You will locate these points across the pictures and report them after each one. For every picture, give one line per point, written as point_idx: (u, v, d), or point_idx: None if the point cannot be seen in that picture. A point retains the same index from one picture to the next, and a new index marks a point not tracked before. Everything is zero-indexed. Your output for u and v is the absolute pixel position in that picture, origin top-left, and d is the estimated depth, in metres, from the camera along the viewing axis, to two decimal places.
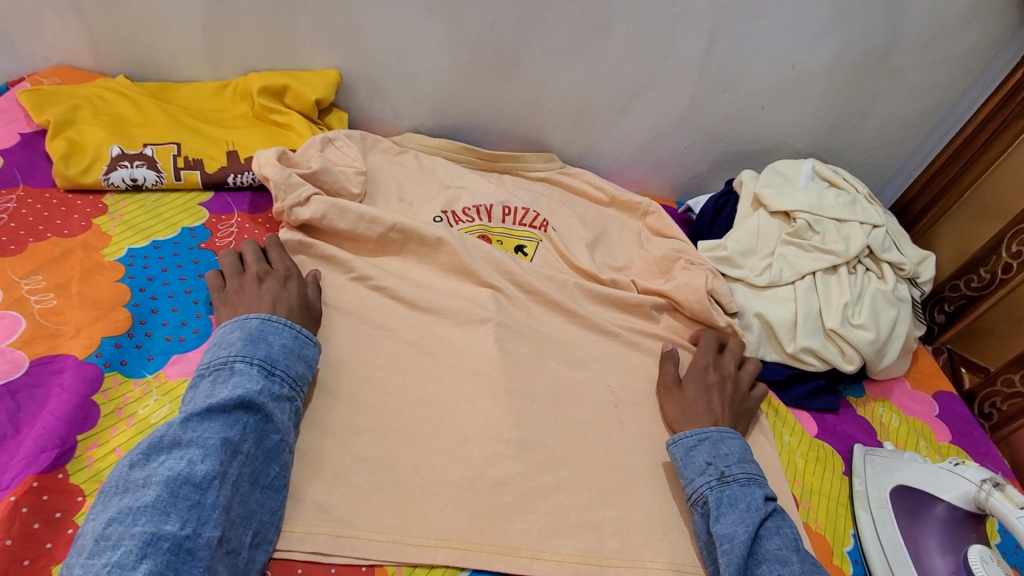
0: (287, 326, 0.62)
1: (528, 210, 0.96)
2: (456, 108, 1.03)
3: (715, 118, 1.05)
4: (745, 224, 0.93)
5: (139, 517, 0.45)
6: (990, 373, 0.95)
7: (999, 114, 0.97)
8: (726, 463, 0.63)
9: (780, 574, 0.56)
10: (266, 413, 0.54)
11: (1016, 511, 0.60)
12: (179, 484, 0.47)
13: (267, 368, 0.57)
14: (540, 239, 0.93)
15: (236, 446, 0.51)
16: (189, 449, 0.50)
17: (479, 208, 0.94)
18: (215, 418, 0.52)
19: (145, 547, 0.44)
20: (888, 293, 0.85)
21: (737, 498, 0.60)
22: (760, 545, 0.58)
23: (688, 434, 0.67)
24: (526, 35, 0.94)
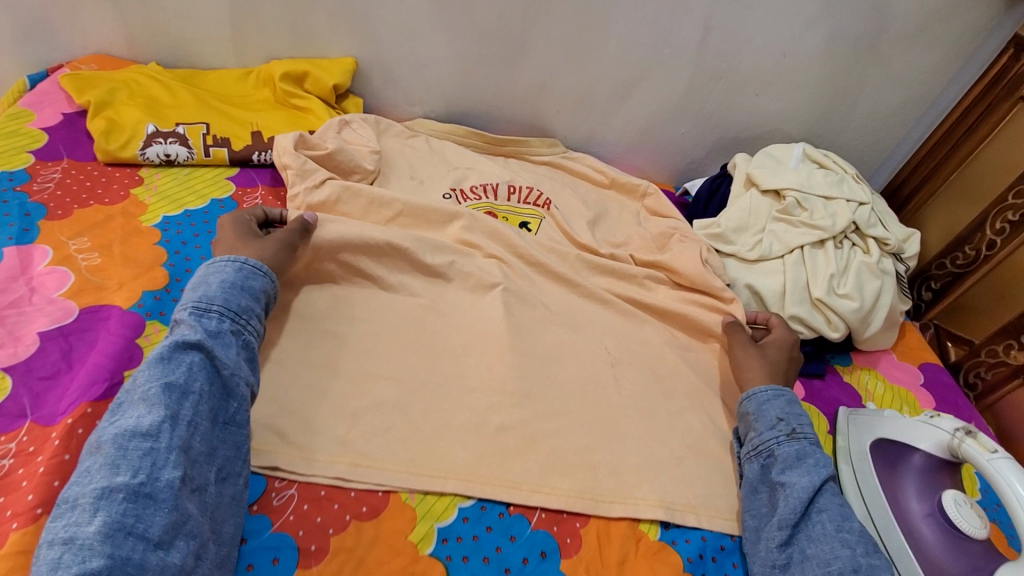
0: (230, 264, 0.64)
1: (531, 189, 1.02)
2: (464, 95, 1.09)
3: (711, 105, 1.10)
4: (737, 203, 0.98)
5: (94, 474, 0.46)
6: (975, 345, 0.99)
7: (987, 97, 1.02)
8: (798, 422, 0.67)
9: (841, 526, 0.59)
10: (208, 351, 0.55)
11: (988, 455, 0.64)
12: (125, 437, 0.48)
13: (204, 309, 0.58)
14: (542, 216, 0.99)
15: (182, 388, 0.52)
16: (135, 405, 0.51)
17: (486, 187, 1.00)
18: (157, 367, 0.53)
19: (100, 499, 0.45)
20: (872, 265, 0.90)
21: (806, 454, 0.64)
22: (822, 498, 0.61)
23: (763, 390, 0.71)
24: (531, 25, 0.99)
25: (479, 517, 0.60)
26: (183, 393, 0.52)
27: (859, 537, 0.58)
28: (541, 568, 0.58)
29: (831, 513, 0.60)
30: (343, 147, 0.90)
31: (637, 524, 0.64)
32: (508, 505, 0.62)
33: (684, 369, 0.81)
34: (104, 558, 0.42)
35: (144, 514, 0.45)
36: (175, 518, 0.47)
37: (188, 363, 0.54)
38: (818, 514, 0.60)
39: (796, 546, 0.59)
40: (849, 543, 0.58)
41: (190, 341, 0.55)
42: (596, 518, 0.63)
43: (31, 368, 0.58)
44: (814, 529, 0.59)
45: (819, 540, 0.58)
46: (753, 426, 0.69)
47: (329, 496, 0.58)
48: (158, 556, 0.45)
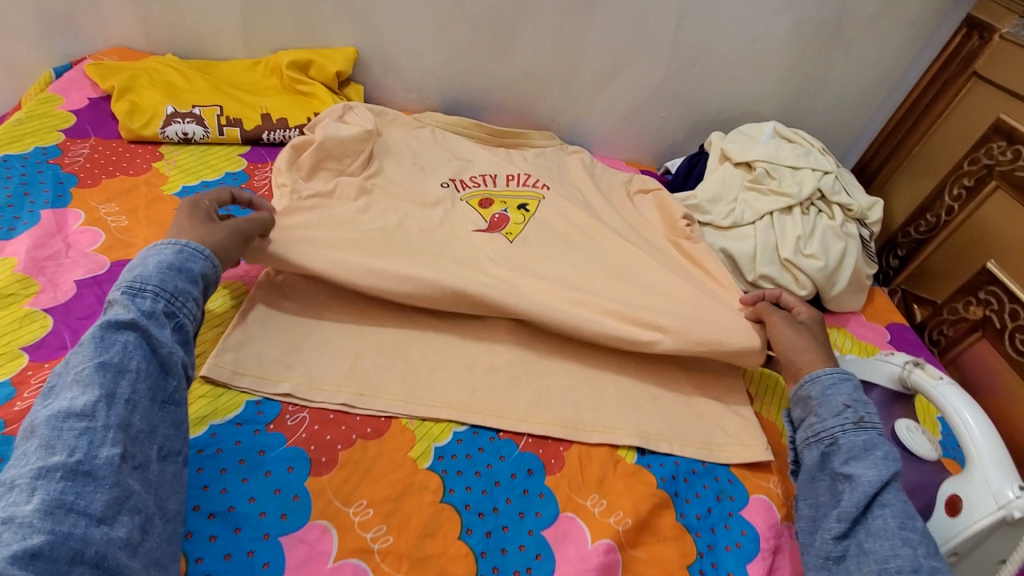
0: (168, 246, 0.62)
1: (529, 176, 1.01)
2: (458, 82, 1.17)
3: (689, 88, 1.18)
4: (712, 176, 1.06)
5: (27, 458, 0.45)
6: (938, 305, 1.06)
7: (943, 75, 1.10)
8: (866, 410, 0.64)
9: (904, 524, 0.56)
10: (145, 330, 0.54)
11: (935, 380, 0.70)
12: (57, 418, 0.47)
13: (137, 288, 0.56)
14: (542, 199, 0.96)
15: (119, 366, 0.51)
16: (70, 387, 0.49)
17: (485, 176, 0.99)
18: (89, 348, 0.51)
19: (35, 480, 0.43)
20: (836, 228, 0.97)
21: (873, 445, 0.61)
22: (886, 492, 0.59)
23: (828, 373, 0.68)
24: (519, 14, 1.08)
25: (472, 440, 0.67)
26: (118, 371, 0.50)
27: (923, 537, 0.56)
28: (528, 482, 0.64)
29: (896, 509, 0.57)
30: (329, 135, 0.89)
31: (617, 451, 0.70)
32: (498, 431, 0.68)
33: None
34: (45, 534, 0.41)
35: (84, 490, 0.44)
36: (117, 493, 0.46)
37: (124, 342, 0.52)
38: (880, 509, 0.58)
39: (854, 538, 0.58)
40: (911, 543, 0.55)
41: (126, 320, 0.53)
42: (579, 444, 0.70)
43: (70, 309, 0.65)
44: (874, 523, 0.57)
45: (879, 535, 0.56)
46: (815, 412, 0.67)
47: (337, 419, 0.65)
48: (103, 531, 0.43)
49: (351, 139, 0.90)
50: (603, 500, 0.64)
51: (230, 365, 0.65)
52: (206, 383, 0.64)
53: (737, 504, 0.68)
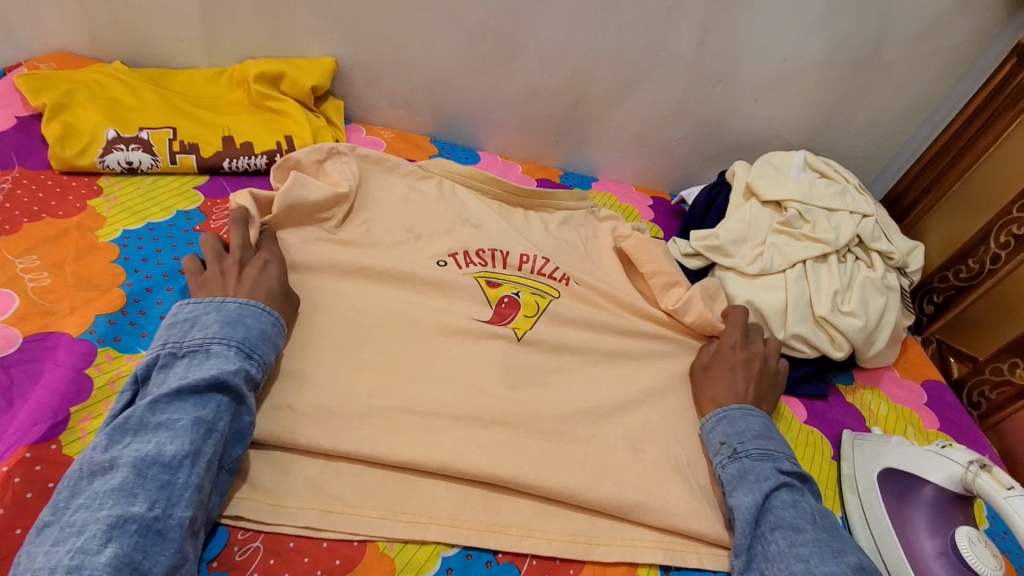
0: (268, 311, 0.62)
1: (547, 261, 0.87)
2: (452, 98, 1.04)
3: (708, 110, 1.06)
4: (736, 214, 0.94)
5: (107, 499, 0.45)
6: (979, 362, 0.96)
7: (990, 106, 0.98)
8: (740, 439, 0.66)
9: (792, 542, 0.56)
10: (240, 396, 0.54)
11: (1004, 492, 0.60)
12: (145, 464, 0.47)
13: (243, 351, 0.56)
14: (557, 295, 0.83)
15: (208, 425, 0.51)
16: (158, 433, 0.49)
17: (494, 253, 0.85)
18: (186, 398, 0.51)
19: (112, 529, 0.43)
20: (877, 281, 0.86)
21: (748, 471, 0.63)
22: (772, 515, 0.59)
23: (708, 417, 0.71)
24: (521, 25, 0.95)
25: (464, 566, 0.57)
26: (210, 433, 0.50)
27: (815, 548, 0.55)
28: None
29: (783, 528, 0.58)
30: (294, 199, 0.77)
31: (636, 568, 0.61)
32: (497, 552, 0.58)
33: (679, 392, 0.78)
34: None
35: (151, 551, 0.44)
36: (178, 559, 0.46)
37: (218, 402, 0.52)
38: (772, 533, 0.58)
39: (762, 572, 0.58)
40: (803, 558, 0.55)
41: (228, 380, 0.53)
42: (592, 563, 0.60)
43: None
44: (770, 548, 0.57)
45: (775, 560, 0.56)
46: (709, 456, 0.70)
47: (298, 547, 0.54)
48: None
49: (320, 202, 0.79)
50: None
51: None
52: None
53: None
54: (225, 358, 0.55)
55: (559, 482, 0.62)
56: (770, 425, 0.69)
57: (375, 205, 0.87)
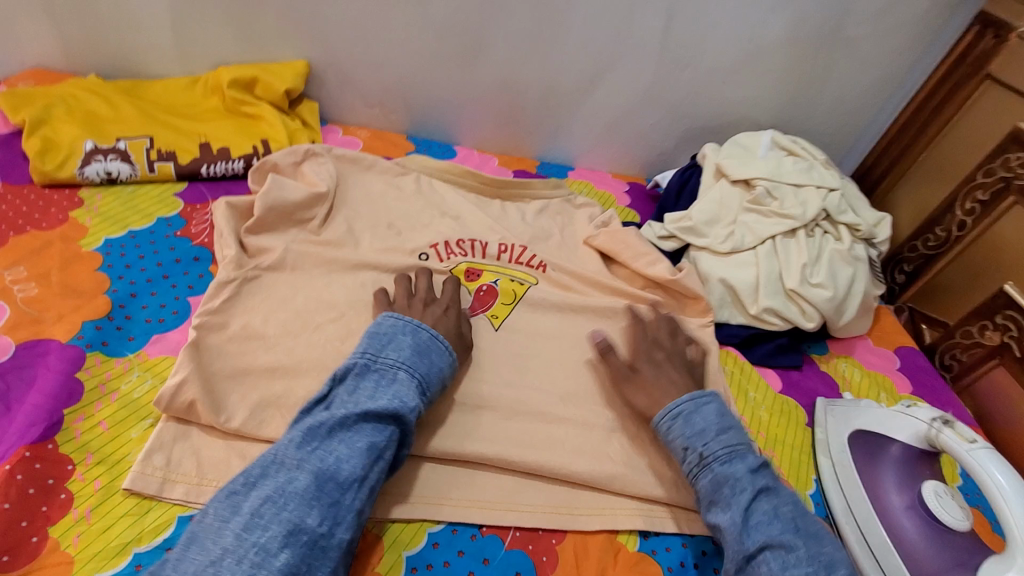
0: (450, 351, 0.65)
1: (525, 248, 0.90)
2: (426, 95, 1.06)
3: (678, 94, 1.08)
4: (707, 195, 0.97)
5: (291, 501, 0.49)
6: (950, 327, 0.98)
7: (953, 76, 1.01)
8: (703, 441, 0.61)
9: (786, 563, 0.53)
10: (408, 430, 0.57)
11: (966, 445, 0.63)
12: (324, 479, 0.51)
13: (423, 387, 0.59)
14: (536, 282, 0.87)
15: (378, 452, 0.54)
16: (339, 447, 0.53)
17: (473, 244, 0.88)
18: (368, 420, 0.55)
19: (289, 536, 0.47)
20: (845, 252, 0.89)
21: (721, 482, 0.58)
22: (759, 534, 0.55)
23: (660, 416, 0.65)
24: (490, 20, 0.97)
25: (450, 541, 0.59)
26: (379, 462, 0.54)
27: (808, 568, 0.52)
28: None
29: (775, 549, 0.53)
30: (273, 202, 0.79)
31: (616, 536, 0.63)
32: (481, 526, 0.61)
33: None
34: None
35: (313, 565, 0.48)
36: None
37: (390, 432, 0.56)
38: (762, 554, 0.54)
39: None
40: None
41: (404, 416, 0.56)
42: (573, 532, 0.62)
43: None
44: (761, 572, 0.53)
45: None
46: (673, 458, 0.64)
47: None
48: None
49: (298, 202, 0.81)
50: None
51: (159, 471, 0.54)
52: (128, 496, 0.53)
53: None
54: (410, 389, 0.58)
55: (538, 456, 0.65)
56: (726, 411, 0.64)
57: (353, 203, 0.89)
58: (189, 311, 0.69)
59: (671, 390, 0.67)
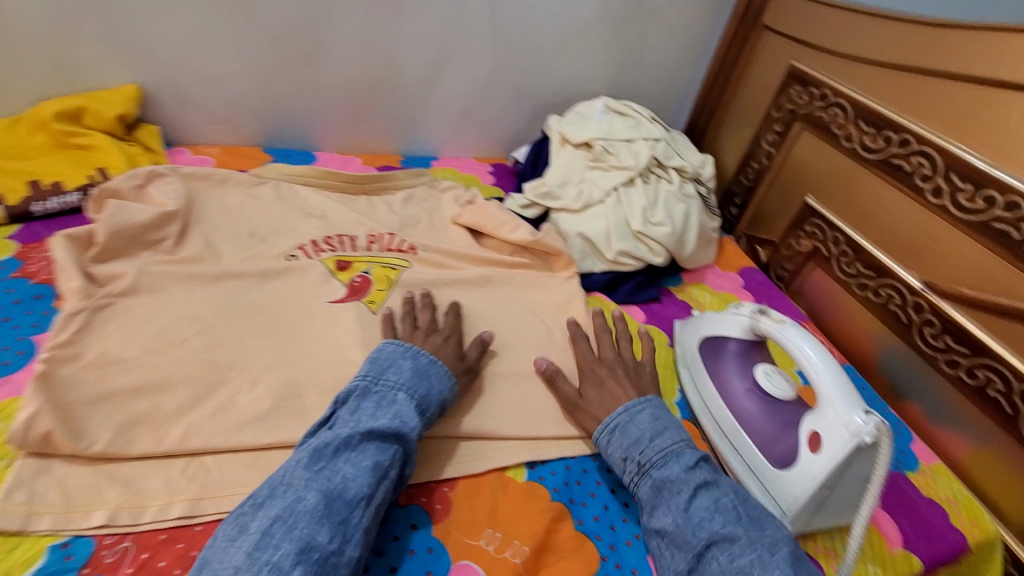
0: (448, 376, 0.68)
1: (394, 235, 0.94)
2: (274, 104, 1.08)
3: (518, 75, 1.17)
4: (557, 161, 1.07)
5: (302, 518, 0.50)
6: (776, 243, 1.13)
7: (740, 31, 1.18)
8: (639, 450, 0.65)
9: (731, 553, 0.55)
10: (410, 448, 0.60)
11: (778, 326, 0.75)
12: (332, 497, 0.52)
13: (421, 406, 0.62)
14: (410, 263, 0.90)
15: (384, 471, 0.56)
16: (346, 466, 0.55)
17: (342, 239, 0.90)
18: (372, 440, 0.57)
19: (300, 553, 0.48)
20: (676, 192, 1.01)
21: (660, 486, 0.62)
22: (703, 531, 0.57)
23: (599, 433, 0.68)
24: (322, 23, 1.00)
25: None
26: (384, 479, 0.56)
27: (752, 554, 0.55)
28: (412, 540, 0.60)
29: (719, 543, 0.56)
30: (117, 227, 0.77)
31: (505, 472, 0.69)
32: None
33: (529, 322, 0.87)
34: None
35: None
36: None
37: (393, 450, 0.58)
38: (710, 550, 0.56)
39: None
40: (745, 569, 0.54)
41: (407, 434, 0.59)
42: (465, 478, 0.67)
43: None
44: (710, 567, 0.55)
45: None
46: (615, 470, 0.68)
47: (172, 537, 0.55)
48: None
49: (143, 224, 0.79)
50: (497, 533, 0.62)
51: (22, 506, 0.53)
52: None
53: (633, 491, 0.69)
54: (411, 410, 0.61)
55: None
56: (659, 415, 0.68)
57: (210, 218, 0.88)
58: (35, 348, 0.66)
59: (617, 400, 0.71)
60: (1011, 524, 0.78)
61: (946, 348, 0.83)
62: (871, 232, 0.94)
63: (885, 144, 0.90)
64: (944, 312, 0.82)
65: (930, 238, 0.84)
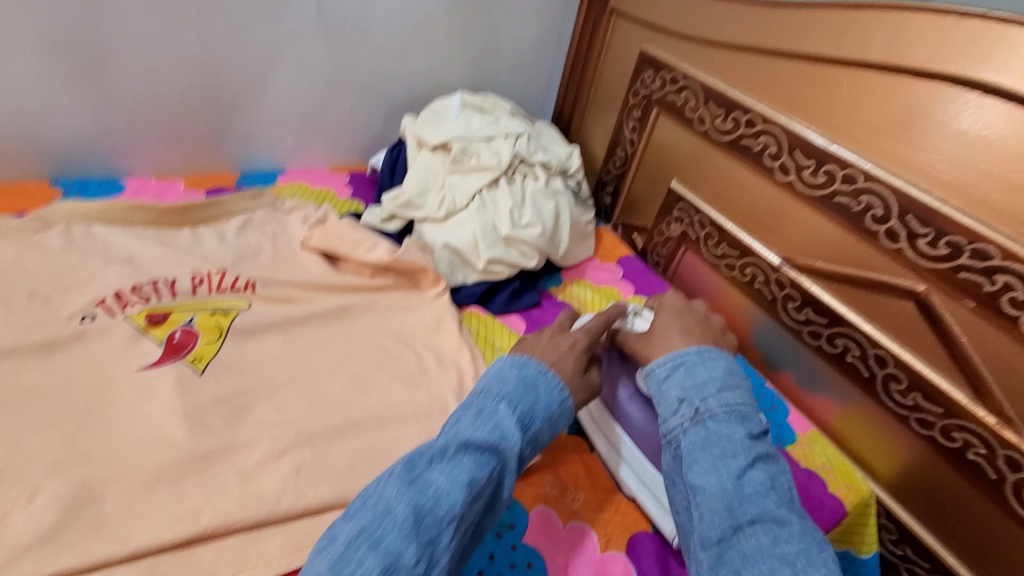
0: (562, 388, 0.61)
1: (224, 272, 0.80)
2: (59, 126, 0.89)
3: (364, 74, 1.05)
4: (414, 167, 0.98)
5: (389, 533, 0.44)
6: (649, 229, 1.12)
7: (591, 17, 1.15)
8: (701, 397, 0.57)
9: (777, 534, 0.46)
10: (508, 467, 0.52)
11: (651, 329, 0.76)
12: (421, 514, 0.46)
13: (523, 422, 0.56)
14: (248, 304, 0.78)
15: (480, 490, 0.49)
16: (439, 480, 0.48)
17: (156, 285, 0.76)
18: (470, 452, 0.50)
19: (383, 575, 0.42)
20: (543, 189, 0.96)
21: (712, 439, 0.54)
22: (751, 504, 0.49)
23: (661, 367, 0.62)
24: (105, 28, 0.83)
25: None
26: (480, 500, 0.48)
27: (801, 544, 0.45)
28: None
29: (766, 522, 0.47)
30: None
31: None
32: None
33: (398, 351, 0.78)
34: None
35: None
36: None
37: (492, 467, 0.50)
38: (751, 525, 0.47)
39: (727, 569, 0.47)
40: (789, 559, 0.44)
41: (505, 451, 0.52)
42: None
43: None
44: (746, 544, 0.46)
45: (752, 559, 0.45)
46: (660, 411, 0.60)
47: None
48: None
49: None
50: None
51: None
52: None
53: (519, 531, 0.63)
54: (513, 423, 0.54)
55: (264, 496, 0.58)
56: (733, 372, 0.60)
57: None
58: None
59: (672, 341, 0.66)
60: (880, 479, 0.82)
61: (808, 320, 0.85)
62: (731, 213, 0.94)
63: (734, 125, 0.90)
64: (804, 287, 0.84)
65: (784, 215, 0.86)
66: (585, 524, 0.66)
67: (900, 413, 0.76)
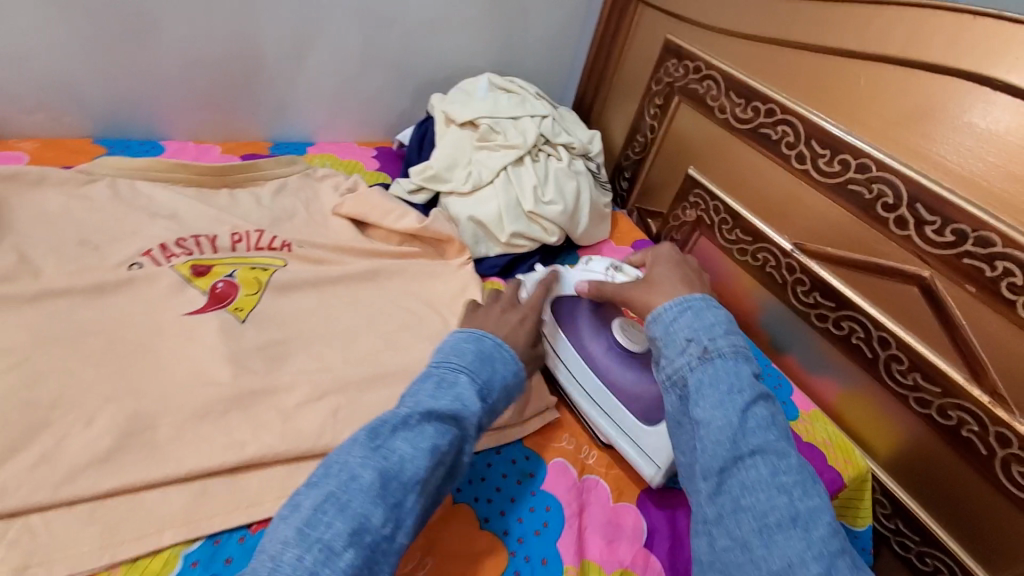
0: (515, 360, 0.62)
1: (262, 232, 0.84)
2: (104, 86, 0.93)
3: (396, 50, 1.09)
4: (443, 142, 1.01)
5: (356, 497, 0.47)
6: (664, 214, 1.16)
7: (618, 4, 1.18)
8: (709, 338, 0.58)
9: (778, 466, 0.51)
10: (469, 434, 0.55)
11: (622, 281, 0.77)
12: (388, 478, 0.49)
13: (483, 393, 0.57)
14: (285, 262, 0.81)
15: (441, 457, 0.52)
16: (402, 448, 0.51)
17: (199, 240, 0.79)
18: (430, 422, 0.53)
19: (353, 535, 0.46)
20: (565, 169, 1.00)
21: (719, 378, 0.55)
22: (754, 438, 0.52)
23: (669, 308, 0.62)
24: None
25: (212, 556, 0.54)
26: (441, 467, 0.52)
27: (797, 476, 0.51)
28: None
29: (767, 455, 0.52)
30: None
31: None
32: (249, 525, 0.57)
33: (424, 313, 0.81)
34: None
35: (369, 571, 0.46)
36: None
37: (452, 436, 0.53)
38: (752, 457, 0.51)
39: (727, 492, 0.51)
40: (785, 488, 0.50)
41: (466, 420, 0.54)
42: None
43: None
44: (747, 474, 0.51)
45: (752, 488, 0.50)
46: (663, 349, 0.61)
47: None
48: None
49: None
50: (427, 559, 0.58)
51: None
52: None
53: (538, 480, 0.68)
54: (472, 394, 0.56)
55: (304, 434, 0.62)
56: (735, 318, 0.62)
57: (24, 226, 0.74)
58: None
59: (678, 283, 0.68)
60: (878, 457, 0.86)
61: (816, 304, 0.89)
62: (746, 200, 0.98)
63: (755, 114, 0.93)
64: (813, 271, 0.88)
65: (797, 203, 0.90)
66: (597, 477, 0.70)
67: (900, 392, 0.80)
